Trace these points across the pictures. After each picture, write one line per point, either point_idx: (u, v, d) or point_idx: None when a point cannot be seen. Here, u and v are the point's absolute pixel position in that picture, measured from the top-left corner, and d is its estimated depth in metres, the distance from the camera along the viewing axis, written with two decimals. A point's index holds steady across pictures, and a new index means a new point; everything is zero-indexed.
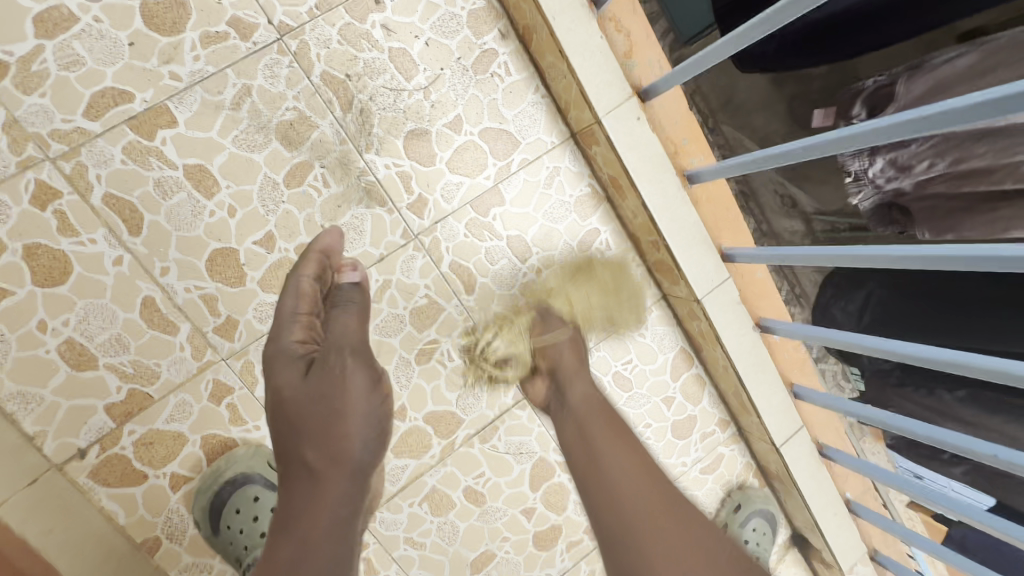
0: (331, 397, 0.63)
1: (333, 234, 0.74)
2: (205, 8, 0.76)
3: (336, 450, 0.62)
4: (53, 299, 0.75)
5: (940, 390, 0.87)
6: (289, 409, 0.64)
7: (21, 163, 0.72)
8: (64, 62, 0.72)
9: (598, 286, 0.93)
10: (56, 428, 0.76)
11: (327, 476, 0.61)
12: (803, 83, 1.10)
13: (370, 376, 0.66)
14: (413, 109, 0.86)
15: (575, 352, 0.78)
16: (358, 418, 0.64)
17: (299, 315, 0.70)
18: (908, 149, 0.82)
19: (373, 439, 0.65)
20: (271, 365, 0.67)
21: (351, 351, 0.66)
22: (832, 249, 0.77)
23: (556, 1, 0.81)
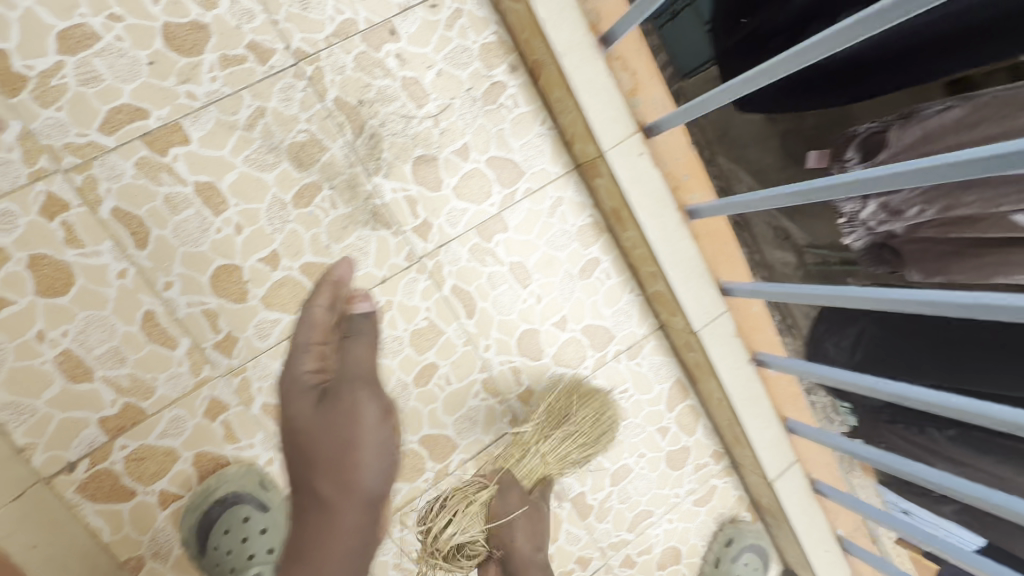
0: (341, 435, 0.63)
1: (346, 264, 0.68)
2: (225, 32, 0.78)
3: (346, 484, 0.64)
4: (53, 310, 0.74)
5: (930, 429, 0.88)
6: (303, 442, 0.64)
7: (32, 175, 0.73)
8: (82, 77, 0.73)
9: (579, 436, 0.94)
10: (46, 440, 0.75)
11: (340, 508, 0.64)
12: (797, 121, 1.10)
13: (382, 411, 0.65)
14: (422, 135, 0.88)
15: (529, 539, 0.91)
16: (369, 456, 0.64)
17: (312, 343, 0.67)
18: (899, 194, 0.85)
19: (384, 473, 0.66)
20: (286, 394, 0.67)
21: (363, 382, 0.65)
22: (825, 289, 0.79)
23: (566, 39, 0.84)
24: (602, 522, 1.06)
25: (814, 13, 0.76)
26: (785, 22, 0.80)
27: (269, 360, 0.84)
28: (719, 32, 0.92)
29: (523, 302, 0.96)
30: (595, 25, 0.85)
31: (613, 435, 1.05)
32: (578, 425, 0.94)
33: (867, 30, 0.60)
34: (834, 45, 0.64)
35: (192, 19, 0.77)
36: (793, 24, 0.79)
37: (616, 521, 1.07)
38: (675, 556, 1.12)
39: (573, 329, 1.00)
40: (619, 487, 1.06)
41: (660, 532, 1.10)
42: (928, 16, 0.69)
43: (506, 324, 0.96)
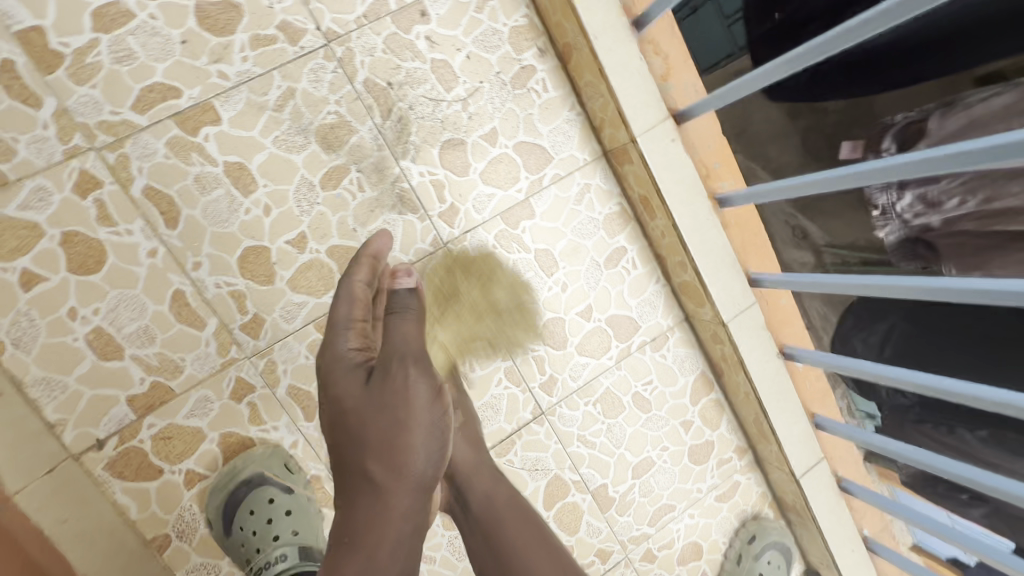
0: (392, 409, 0.57)
1: (385, 236, 0.70)
2: (257, 12, 0.78)
3: (397, 462, 0.56)
4: (86, 288, 0.75)
5: (961, 429, 0.84)
6: (350, 422, 0.58)
7: (67, 152, 0.73)
8: (117, 56, 0.73)
9: (468, 308, 0.91)
10: (76, 417, 0.76)
11: (392, 493, 0.56)
12: (818, 117, 1.05)
13: (433, 386, 0.60)
14: (450, 119, 0.88)
15: (467, 444, 0.78)
16: (421, 432, 0.58)
17: (353, 321, 0.65)
18: (938, 184, 0.83)
19: (437, 453, 0.59)
20: (328, 375, 0.62)
21: (413, 359, 0.60)
22: (862, 279, 0.77)
23: (598, 21, 0.83)
24: (623, 515, 1.05)
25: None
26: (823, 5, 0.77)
27: (294, 343, 0.84)
28: (750, 19, 0.87)
29: (548, 290, 0.95)
30: (628, 8, 0.84)
31: (635, 427, 1.03)
32: (468, 301, 0.91)
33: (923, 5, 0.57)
34: (881, 25, 0.61)
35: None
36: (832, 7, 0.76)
37: (637, 515, 1.06)
38: (696, 552, 1.10)
39: (598, 319, 0.99)
40: (641, 480, 1.05)
41: (681, 527, 1.09)
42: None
43: (531, 312, 0.95)
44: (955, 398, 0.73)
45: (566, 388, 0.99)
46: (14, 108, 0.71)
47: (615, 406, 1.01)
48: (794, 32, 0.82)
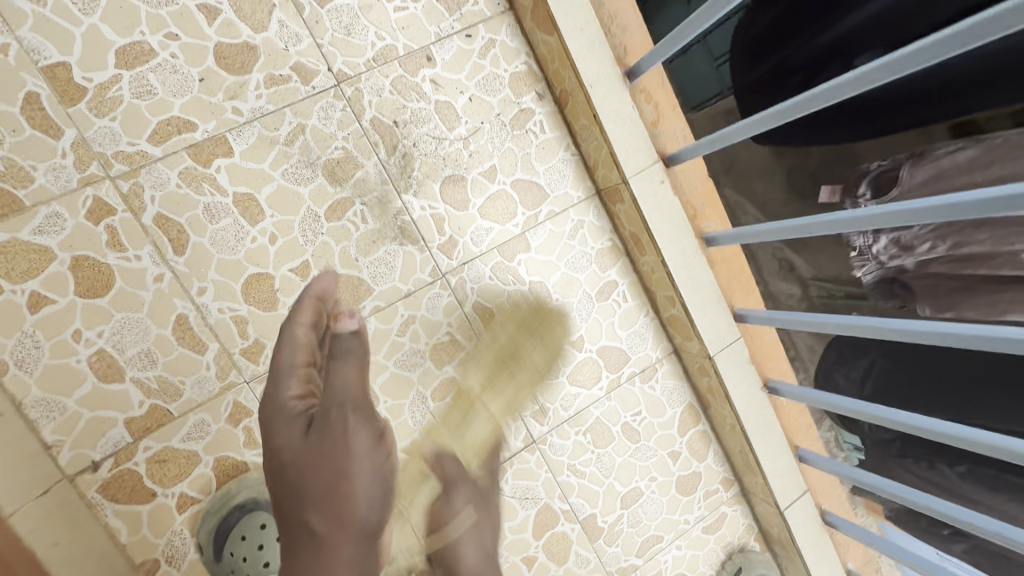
0: (333, 460, 0.58)
1: (329, 277, 0.69)
2: (273, 53, 0.83)
3: (339, 515, 0.57)
4: (92, 311, 0.77)
5: (940, 464, 0.85)
6: (293, 475, 0.59)
7: (83, 180, 0.76)
8: (138, 91, 0.77)
9: (529, 371, 0.87)
10: (74, 438, 0.77)
11: (333, 546, 0.56)
12: (802, 156, 1.12)
13: (375, 431, 0.60)
14: (452, 156, 0.92)
15: (478, 552, 0.74)
16: (364, 480, 0.59)
17: (296, 367, 0.65)
18: (911, 229, 0.88)
19: (381, 498, 0.60)
20: (270, 427, 0.62)
21: (352, 406, 0.60)
22: (842, 318, 0.82)
23: (594, 71, 0.88)
24: (611, 545, 1.06)
25: (833, 52, 0.76)
26: (805, 59, 0.80)
27: None
28: (737, 67, 0.92)
29: None
30: (621, 59, 0.89)
31: (624, 457, 1.05)
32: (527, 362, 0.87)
33: (901, 69, 0.62)
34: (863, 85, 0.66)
35: (243, 40, 0.81)
36: (812, 63, 0.80)
37: (625, 546, 1.07)
38: None
39: (589, 349, 1.02)
40: (629, 510, 1.06)
41: (669, 559, 1.10)
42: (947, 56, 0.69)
43: None
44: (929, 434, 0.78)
45: (558, 417, 1.01)
46: (35, 137, 0.74)
47: (605, 435, 1.04)
48: (778, 80, 0.86)
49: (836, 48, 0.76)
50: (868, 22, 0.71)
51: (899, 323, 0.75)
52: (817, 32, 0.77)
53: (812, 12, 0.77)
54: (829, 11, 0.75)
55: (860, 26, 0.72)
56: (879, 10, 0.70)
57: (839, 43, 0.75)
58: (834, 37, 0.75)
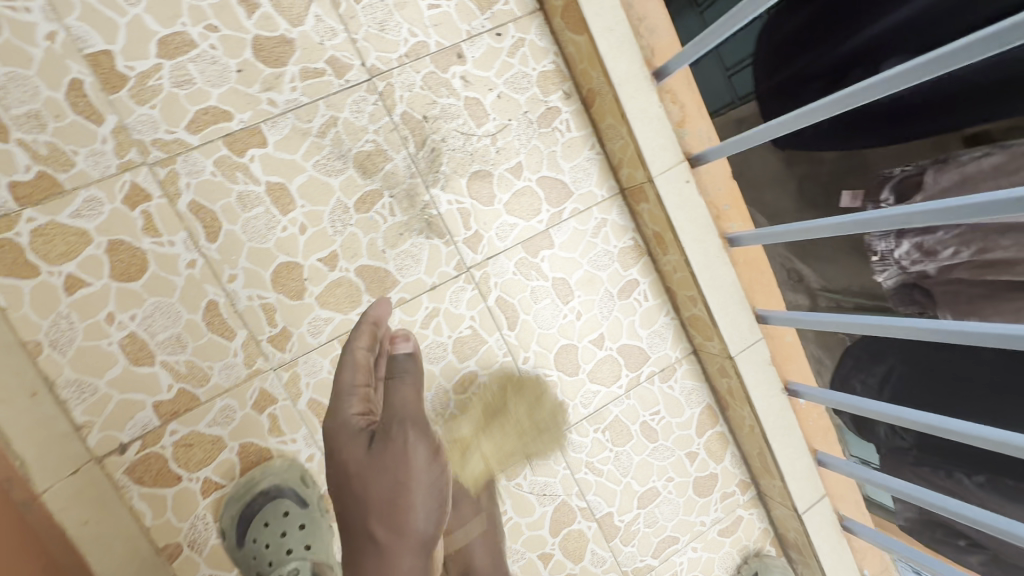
0: (393, 473, 0.56)
1: (385, 306, 0.71)
2: (309, 47, 0.84)
3: (400, 525, 0.55)
4: (125, 294, 0.78)
5: (959, 474, 0.85)
6: (354, 487, 0.57)
7: (121, 165, 0.78)
8: (177, 80, 0.79)
9: (513, 428, 0.97)
10: (103, 420, 0.78)
11: (394, 557, 0.54)
12: (813, 165, 1.09)
13: (434, 446, 0.58)
14: (479, 152, 0.93)
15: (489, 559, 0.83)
16: (422, 492, 0.56)
17: (357, 386, 0.63)
18: (935, 234, 0.87)
19: (438, 510, 0.57)
20: (332, 441, 0.60)
21: (412, 422, 0.58)
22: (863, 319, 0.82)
23: (622, 71, 0.89)
24: (627, 545, 1.05)
25: (855, 59, 0.77)
26: (828, 65, 0.81)
27: (319, 357, 0.86)
28: (759, 73, 0.92)
29: (563, 318, 0.99)
30: (649, 60, 0.91)
31: (642, 456, 1.05)
32: (515, 419, 0.97)
33: (925, 74, 0.62)
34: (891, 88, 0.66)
35: (281, 34, 0.83)
36: (835, 69, 0.80)
37: (641, 546, 1.06)
38: None
39: (609, 347, 1.02)
40: (646, 510, 1.06)
41: (684, 560, 1.09)
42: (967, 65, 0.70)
43: (546, 338, 0.98)
44: (949, 435, 0.78)
45: (577, 414, 1.01)
46: (77, 123, 0.76)
47: (623, 434, 1.04)
48: (801, 85, 0.86)
49: (856, 58, 0.77)
50: (892, 31, 0.72)
51: (922, 322, 0.75)
52: (840, 40, 0.78)
53: (834, 20, 0.78)
54: (851, 20, 0.76)
55: (882, 34, 0.73)
56: (902, 19, 0.71)
57: (862, 51, 0.76)
58: (856, 44, 0.76)
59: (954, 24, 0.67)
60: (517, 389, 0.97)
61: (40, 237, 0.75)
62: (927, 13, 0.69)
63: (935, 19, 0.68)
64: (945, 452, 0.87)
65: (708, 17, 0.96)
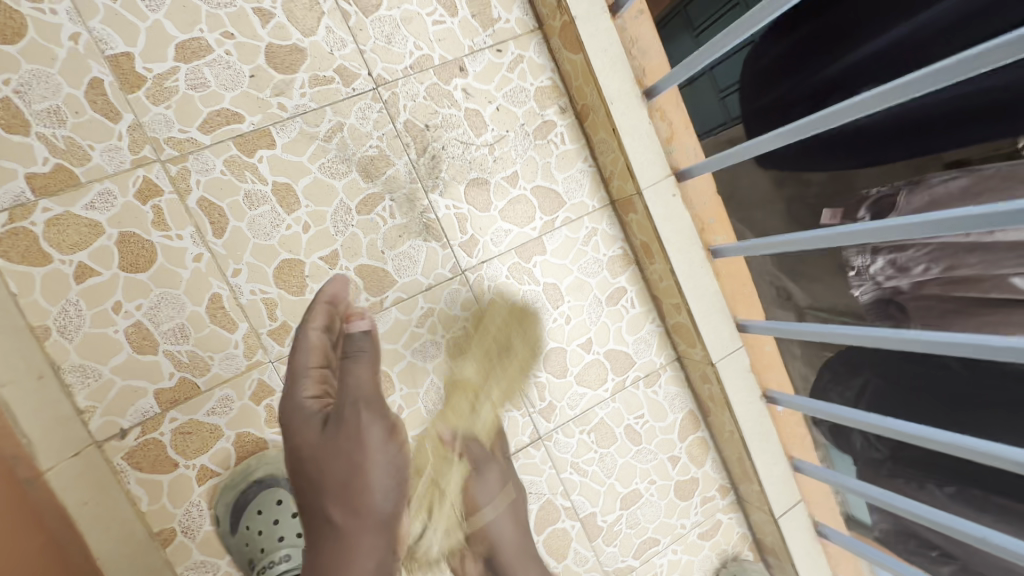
0: (349, 455, 0.64)
1: (340, 282, 0.73)
2: (319, 56, 0.89)
3: (356, 504, 0.64)
4: (133, 285, 0.81)
5: (930, 485, 0.87)
6: (312, 469, 0.64)
7: (135, 161, 0.81)
8: (192, 83, 0.83)
9: (519, 363, 0.94)
10: (105, 405, 0.80)
11: (352, 531, 0.63)
12: (802, 187, 1.08)
13: (387, 426, 0.67)
14: (478, 160, 0.98)
15: (513, 526, 0.91)
16: (378, 472, 0.65)
17: (310, 369, 0.68)
18: (906, 252, 0.91)
19: (393, 486, 0.66)
20: (287, 424, 0.67)
21: (366, 405, 0.66)
22: (841, 329, 0.87)
23: (615, 89, 0.95)
24: (609, 545, 1.08)
25: (835, 84, 0.83)
26: (809, 89, 0.86)
27: None
28: (744, 92, 0.96)
29: (553, 321, 1.03)
30: (641, 80, 0.96)
31: (626, 458, 1.09)
32: (518, 356, 0.94)
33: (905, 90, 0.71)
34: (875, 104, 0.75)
35: (293, 43, 0.88)
36: (816, 93, 0.86)
37: (623, 547, 1.09)
38: None
39: (597, 351, 1.06)
40: (629, 511, 1.09)
41: (665, 562, 1.12)
42: (936, 95, 0.75)
43: None
44: (923, 441, 0.83)
45: (564, 415, 1.05)
46: (95, 120, 0.79)
47: (608, 436, 1.07)
48: (783, 109, 0.91)
49: (833, 85, 0.83)
50: (869, 59, 0.77)
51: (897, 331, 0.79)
52: (822, 67, 0.83)
53: (816, 48, 0.82)
54: (833, 49, 0.81)
55: (861, 61, 0.78)
56: (881, 47, 0.75)
57: (842, 76, 0.82)
58: (836, 70, 0.81)
59: (930, 53, 0.72)
60: (521, 320, 0.96)
61: (54, 227, 0.78)
62: (903, 42, 0.73)
63: (911, 48, 0.73)
64: (917, 464, 0.89)
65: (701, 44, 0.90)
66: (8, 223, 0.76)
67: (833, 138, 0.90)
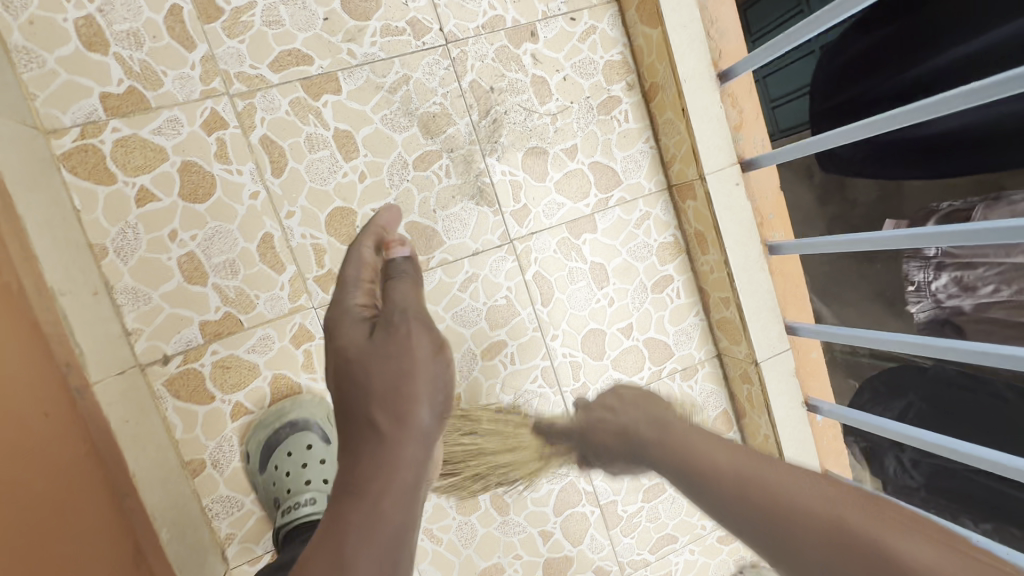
0: (396, 361, 0.52)
1: (391, 210, 0.69)
2: (393, 6, 0.88)
3: (403, 413, 0.50)
4: (189, 214, 0.82)
5: (964, 519, 0.86)
6: (354, 372, 0.52)
7: (205, 92, 0.81)
8: (268, 20, 0.83)
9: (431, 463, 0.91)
10: (152, 330, 0.81)
11: (395, 447, 0.49)
12: (847, 207, 1.14)
13: (437, 338, 0.54)
14: (539, 129, 0.96)
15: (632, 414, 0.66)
16: (426, 385, 0.52)
17: (362, 280, 0.61)
18: (975, 270, 0.86)
19: (442, 404, 0.52)
20: (333, 329, 0.57)
21: (418, 314, 0.55)
22: (883, 335, 0.81)
23: (690, 68, 0.91)
24: (626, 536, 1.06)
25: (917, 87, 0.78)
26: (885, 94, 0.82)
27: None
28: (817, 93, 0.93)
29: (596, 302, 1.01)
30: (716, 62, 0.92)
31: None
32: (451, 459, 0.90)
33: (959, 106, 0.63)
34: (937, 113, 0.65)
35: None
36: (895, 97, 0.81)
37: (640, 539, 1.07)
38: None
39: (636, 338, 1.04)
40: (650, 504, 1.07)
41: (680, 561, 1.09)
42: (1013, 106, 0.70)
43: (576, 319, 1.00)
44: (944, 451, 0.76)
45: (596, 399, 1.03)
46: (170, 46, 0.80)
47: None
48: (858, 111, 0.87)
49: (915, 88, 0.78)
50: (957, 63, 0.73)
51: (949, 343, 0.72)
52: (905, 66, 0.78)
53: (899, 47, 0.79)
54: (918, 50, 0.77)
55: (948, 64, 0.73)
56: (971, 51, 0.71)
57: (926, 79, 0.76)
58: (919, 74, 0.77)
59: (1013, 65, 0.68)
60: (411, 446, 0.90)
61: (121, 147, 0.79)
62: (998, 48, 0.69)
63: (990, 62, 0.70)
64: (952, 496, 0.87)
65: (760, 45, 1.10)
66: (79, 139, 0.77)
67: (903, 143, 0.84)
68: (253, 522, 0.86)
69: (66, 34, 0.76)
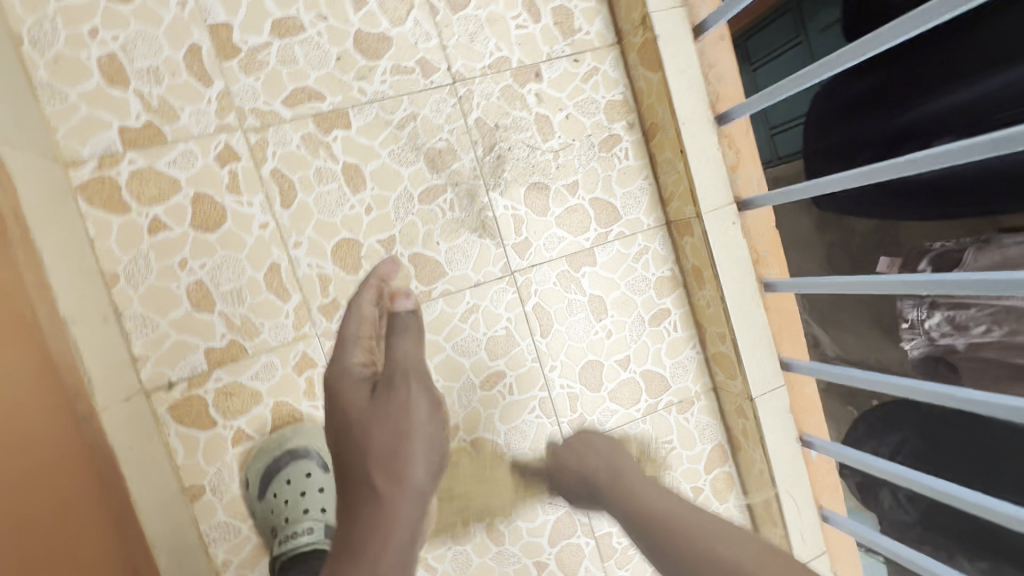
0: (394, 422, 0.54)
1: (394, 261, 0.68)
2: (404, 46, 0.92)
3: (400, 473, 0.52)
4: (200, 243, 0.84)
5: (960, 557, 0.87)
6: (354, 433, 0.54)
7: (220, 127, 0.84)
8: (283, 58, 0.86)
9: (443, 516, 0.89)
10: (158, 356, 0.83)
11: (391, 507, 0.50)
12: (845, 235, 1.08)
13: (436, 400, 0.57)
14: (541, 165, 0.99)
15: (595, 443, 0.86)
16: (424, 445, 0.54)
17: (361, 336, 0.62)
18: (967, 310, 0.86)
19: (438, 465, 0.54)
20: (333, 387, 0.58)
21: (418, 374, 0.57)
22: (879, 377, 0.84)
23: (689, 110, 0.95)
24: (620, 568, 1.06)
25: (908, 134, 0.81)
26: (878, 137, 0.84)
27: None
28: (811, 131, 0.95)
29: (594, 334, 1.03)
30: (714, 105, 0.95)
31: None
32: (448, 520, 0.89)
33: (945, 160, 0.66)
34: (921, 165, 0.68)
35: (381, 30, 0.90)
36: (885, 141, 0.84)
37: (635, 571, 1.07)
38: None
39: (633, 370, 1.05)
40: None
41: None
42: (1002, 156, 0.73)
43: (574, 351, 1.02)
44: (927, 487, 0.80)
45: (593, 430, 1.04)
46: (188, 82, 0.83)
47: None
48: (848, 153, 0.90)
49: (906, 133, 0.81)
50: (946, 112, 0.76)
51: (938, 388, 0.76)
52: (896, 112, 0.81)
53: (892, 92, 0.82)
54: (908, 97, 0.80)
55: (937, 113, 0.77)
56: (959, 101, 0.74)
57: (915, 125, 0.79)
58: (909, 120, 0.80)
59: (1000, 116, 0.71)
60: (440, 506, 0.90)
61: (136, 179, 0.81)
62: (979, 103, 0.73)
63: (977, 114, 0.73)
64: (950, 533, 0.88)
65: (757, 76, 1.06)
66: (97, 170, 0.80)
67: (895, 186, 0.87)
68: (250, 549, 0.87)
69: (88, 69, 0.79)
